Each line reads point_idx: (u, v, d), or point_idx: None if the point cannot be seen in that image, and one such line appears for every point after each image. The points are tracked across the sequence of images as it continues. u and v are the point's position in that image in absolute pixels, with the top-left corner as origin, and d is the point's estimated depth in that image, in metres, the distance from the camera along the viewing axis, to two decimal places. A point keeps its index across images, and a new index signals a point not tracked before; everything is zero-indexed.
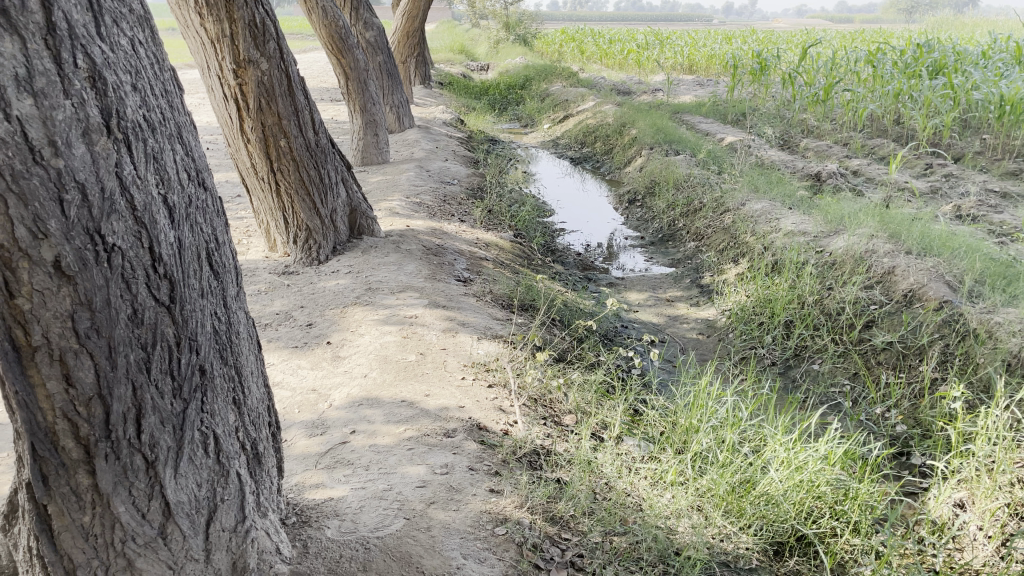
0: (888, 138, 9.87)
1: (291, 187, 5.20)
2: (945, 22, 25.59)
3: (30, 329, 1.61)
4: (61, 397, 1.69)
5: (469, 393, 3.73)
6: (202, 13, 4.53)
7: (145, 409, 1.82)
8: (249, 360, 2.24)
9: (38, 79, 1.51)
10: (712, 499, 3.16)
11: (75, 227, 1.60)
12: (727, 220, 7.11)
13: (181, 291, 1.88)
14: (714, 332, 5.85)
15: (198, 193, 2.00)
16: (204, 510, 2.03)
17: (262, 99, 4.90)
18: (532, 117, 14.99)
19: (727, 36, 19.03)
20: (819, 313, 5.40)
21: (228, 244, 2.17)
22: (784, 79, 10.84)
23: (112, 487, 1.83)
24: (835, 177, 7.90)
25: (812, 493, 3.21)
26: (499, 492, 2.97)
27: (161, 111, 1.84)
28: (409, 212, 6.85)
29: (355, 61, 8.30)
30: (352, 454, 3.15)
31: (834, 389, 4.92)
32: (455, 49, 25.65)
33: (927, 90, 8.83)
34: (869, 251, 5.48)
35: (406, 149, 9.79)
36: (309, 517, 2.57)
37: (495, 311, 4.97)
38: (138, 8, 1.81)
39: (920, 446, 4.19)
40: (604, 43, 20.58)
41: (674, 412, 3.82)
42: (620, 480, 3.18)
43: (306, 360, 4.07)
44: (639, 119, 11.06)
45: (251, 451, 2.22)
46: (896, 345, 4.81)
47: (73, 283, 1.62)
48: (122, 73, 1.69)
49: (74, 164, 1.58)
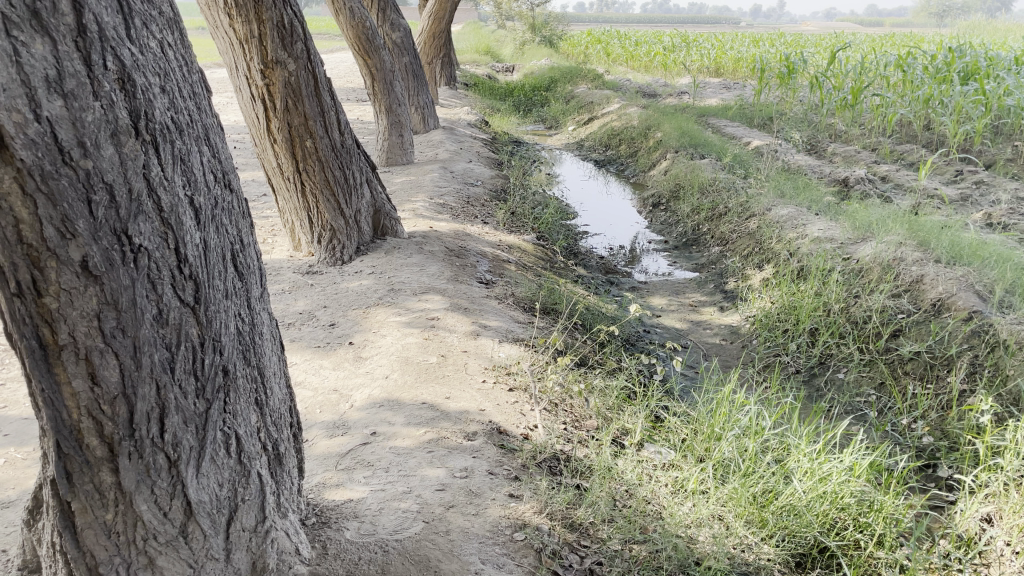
0: (918, 144, 9.73)
1: (316, 188, 5.23)
2: (975, 27, 25.23)
3: (57, 327, 1.64)
4: (86, 395, 1.72)
5: (490, 397, 3.72)
6: (231, 13, 4.57)
7: (168, 409, 1.84)
8: (272, 361, 2.25)
9: (68, 80, 1.52)
10: (734, 509, 3.10)
11: (102, 228, 1.62)
12: (753, 225, 7.06)
13: (206, 292, 1.88)
14: (737, 338, 5.79)
15: (225, 195, 2.01)
16: (225, 510, 2.04)
17: (289, 99, 4.93)
18: (557, 119, 14.99)
19: (755, 38, 18.87)
20: (845, 321, 5.33)
21: (254, 245, 2.17)
22: (812, 82, 10.73)
23: (135, 485, 1.85)
24: (862, 183, 7.80)
25: (836, 504, 3.16)
26: (518, 497, 2.95)
27: (189, 113, 1.85)
28: (433, 213, 6.86)
29: (381, 62, 8.34)
30: (371, 455, 3.14)
31: (859, 399, 4.84)
32: (481, 50, 25.71)
33: (958, 96, 8.69)
34: (897, 259, 5.41)
35: (430, 150, 9.81)
36: (329, 518, 2.57)
37: (517, 313, 4.95)
38: (167, 10, 1.81)
39: (947, 458, 4.13)
40: (631, 46, 20.52)
41: (696, 419, 3.77)
42: (641, 488, 3.15)
43: (328, 360, 4.07)
44: (664, 123, 11.00)
45: (272, 452, 2.22)
46: (923, 355, 4.73)
47: (100, 283, 1.64)
48: (151, 75, 1.70)
49: (103, 165, 1.60)
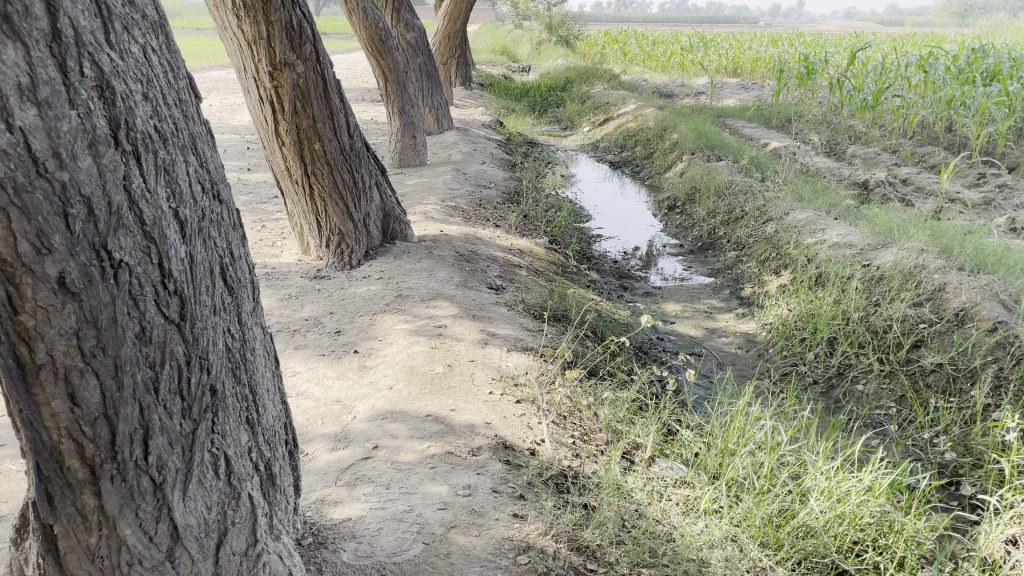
0: (940, 146, 9.53)
1: (325, 191, 5.16)
2: (999, 26, 24.85)
3: (34, 346, 1.56)
4: (66, 416, 1.64)
5: (497, 409, 3.62)
6: (240, 15, 4.51)
7: (152, 430, 1.76)
8: (265, 377, 2.16)
9: (42, 88, 1.44)
10: (748, 530, 3.01)
11: (80, 242, 1.54)
12: (770, 230, 6.92)
13: (192, 308, 1.80)
14: (754, 347, 5.66)
15: (213, 207, 1.92)
16: (214, 533, 1.96)
17: (297, 102, 4.86)
18: (572, 120, 14.91)
19: (773, 38, 18.67)
20: (865, 330, 5.19)
21: (245, 258, 2.09)
22: (832, 84, 10.55)
23: (118, 509, 1.77)
24: (883, 186, 7.64)
25: (855, 525, 3.03)
26: (522, 517, 2.83)
27: (174, 121, 1.77)
28: (444, 216, 6.78)
29: (395, 63, 8.26)
30: (373, 471, 3.04)
31: (879, 412, 4.71)
32: (497, 51, 25.67)
33: (981, 97, 8.49)
34: (919, 266, 5.26)
35: (444, 151, 9.73)
36: (325, 538, 2.48)
37: (527, 320, 4.86)
38: (152, 13, 1.73)
39: (971, 476, 4.00)
40: (649, 46, 20.38)
41: (709, 432, 3.66)
42: (651, 507, 3.05)
43: (332, 369, 3.99)
44: (681, 124, 10.86)
45: (265, 472, 2.14)
46: (946, 367, 4.59)
47: (78, 299, 1.57)
48: (132, 82, 1.61)
49: (79, 176, 1.52)
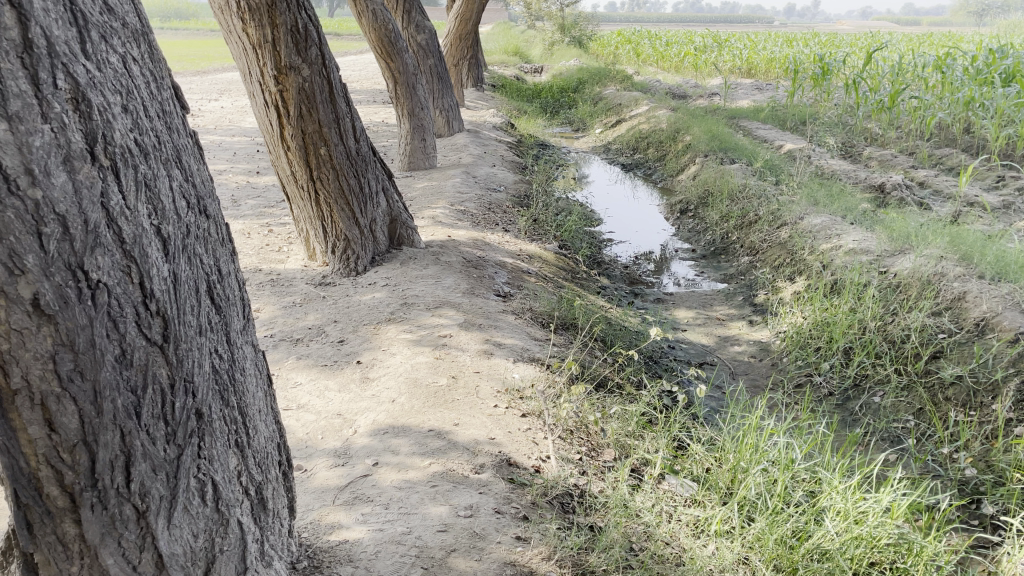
0: (957, 147, 9.37)
1: (331, 196, 5.08)
2: (1015, 25, 24.58)
3: (9, 371, 1.49)
4: (44, 442, 1.57)
5: (501, 423, 3.54)
6: (245, 18, 4.44)
7: (135, 457, 1.67)
8: (256, 399, 2.09)
9: (12, 101, 1.36)
10: (761, 553, 2.91)
11: (55, 262, 1.46)
12: (784, 234, 6.80)
13: (176, 329, 1.72)
14: (767, 356, 5.55)
15: (199, 222, 1.85)
16: (201, 562, 1.88)
17: (303, 106, 4.78)
18: (585, 122, 14.81)
19: (789, 38, 18.46)
20: (882, 339, 5.06)
21: (233, 276, 2.02)
22: (848, 85, 10.38)
23: (99, 538, 1.70)
24: (899, 189, 7.50)
25: (873, 547, 2.91)
26: (524, 540, 2.75)
27: (157, 134, 1.69)
28: (453, 220, 6.70)
29: (404, 64, 8.19)
30: (372, 490, 2.96)
31: (897, 426, 4.58)
32: (510, 53, 25.61)
33: (999, 98, 8.32)
34: (938, 274, 5.12)
35: (454, 153, 9.65)
36: (320, 562, 2.43)
37: (534, 329, 4.77)
38: (133, 21, 1.66)
39: (992, 494, 3.87)
40: (662, 46, 20.23)
41: (721, 447, 3.56)
42: (659, 529, 2.95)
43: (333, 381, 3.91)
44: (694, 126, 10.73)
45: (255, 496, 2.06)
46: (966, 380, 4.45)
47: (54, 322, 1.49)
48: (110, 94, 1.54)
49: (54, 194, 1.44)
